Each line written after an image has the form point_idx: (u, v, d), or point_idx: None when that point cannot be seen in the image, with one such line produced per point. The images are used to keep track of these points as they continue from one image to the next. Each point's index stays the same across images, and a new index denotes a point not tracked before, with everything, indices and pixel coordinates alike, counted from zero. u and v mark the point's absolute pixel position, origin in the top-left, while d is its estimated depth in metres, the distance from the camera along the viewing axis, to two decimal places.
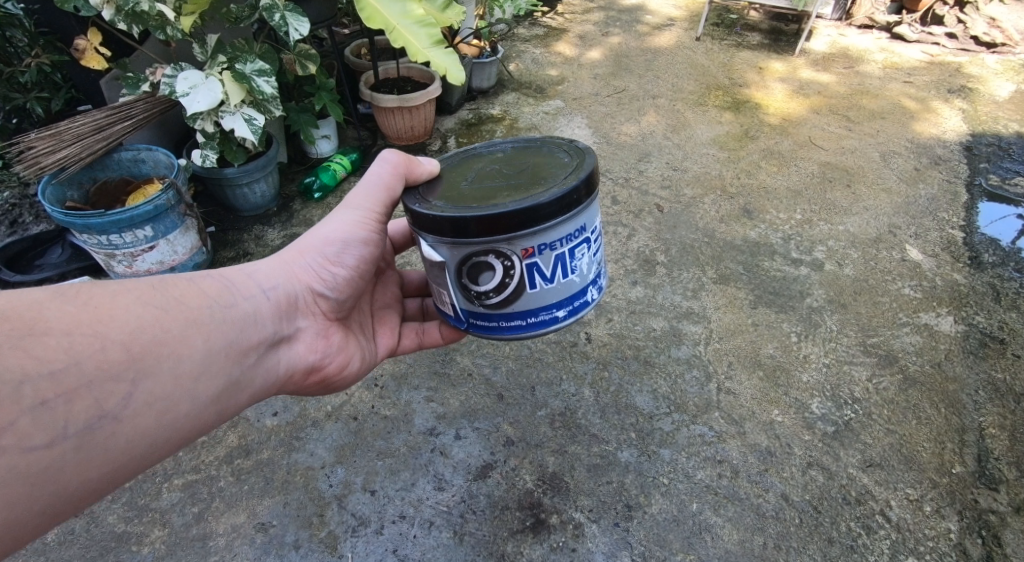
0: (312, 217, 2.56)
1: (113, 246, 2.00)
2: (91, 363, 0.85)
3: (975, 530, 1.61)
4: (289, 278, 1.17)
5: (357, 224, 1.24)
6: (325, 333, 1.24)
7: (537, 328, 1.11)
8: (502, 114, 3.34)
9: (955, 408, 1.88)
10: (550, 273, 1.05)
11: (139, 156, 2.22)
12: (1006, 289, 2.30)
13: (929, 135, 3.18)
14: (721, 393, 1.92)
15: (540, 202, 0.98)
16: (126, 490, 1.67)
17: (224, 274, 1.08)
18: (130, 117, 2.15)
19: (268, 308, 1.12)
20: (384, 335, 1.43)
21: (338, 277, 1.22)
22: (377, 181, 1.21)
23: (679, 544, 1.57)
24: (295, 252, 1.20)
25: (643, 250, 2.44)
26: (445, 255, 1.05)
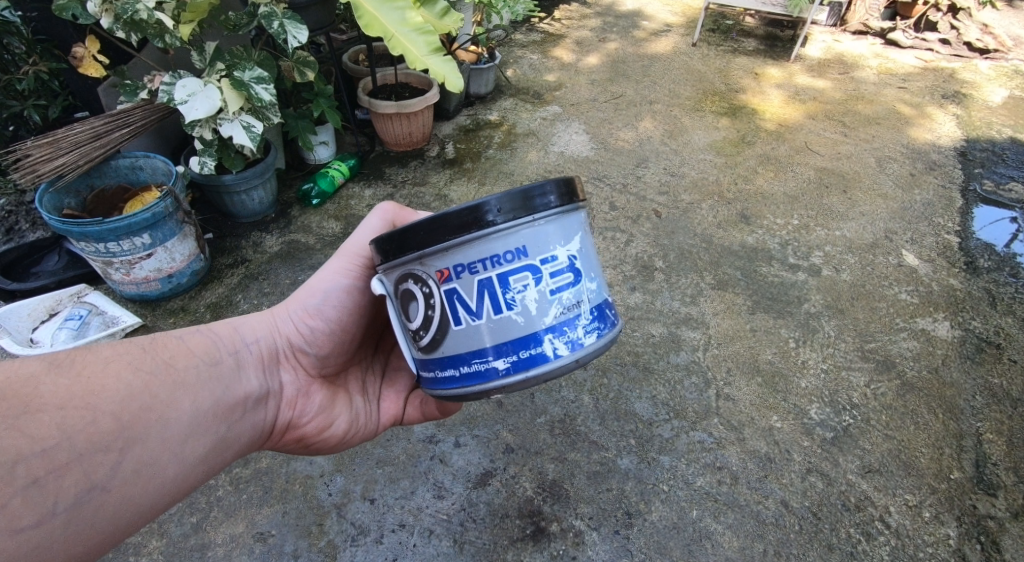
0: (310, 224, 2.56)
1: (111, 254, 1.99)
2: (80, 438, 0.86)
3: (975, 536, 1.61)
4: (274, 331, 1.19)
5: (343, 274, 1.21)
6: (308, 390, 1.22)
7: (473, 382, 0.98)
8: (499, 120, 3.34)
9: (953, 413, 1.89)
10: (474, 305, 0.96)
11: (136, 163, 2.22)
12: (1002, 294, 2.31)
13: (924, 141, 3.19)
14: (720, 400, 1.92)
15: (445, 215, 0.94)
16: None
17: (213, 328, 1.11)
18: (128, 125, 2.14)
19: (252, 361, 1.13)
20: (384, 396, 1.36)
21: (321, 330, 1.21)
22: (369, 230, 1.22)
23: (679, 551, 1.57)
24: (284, 304, 1.23)
25: (642, 256, 2.44)
26: (383, 286, 1.04)
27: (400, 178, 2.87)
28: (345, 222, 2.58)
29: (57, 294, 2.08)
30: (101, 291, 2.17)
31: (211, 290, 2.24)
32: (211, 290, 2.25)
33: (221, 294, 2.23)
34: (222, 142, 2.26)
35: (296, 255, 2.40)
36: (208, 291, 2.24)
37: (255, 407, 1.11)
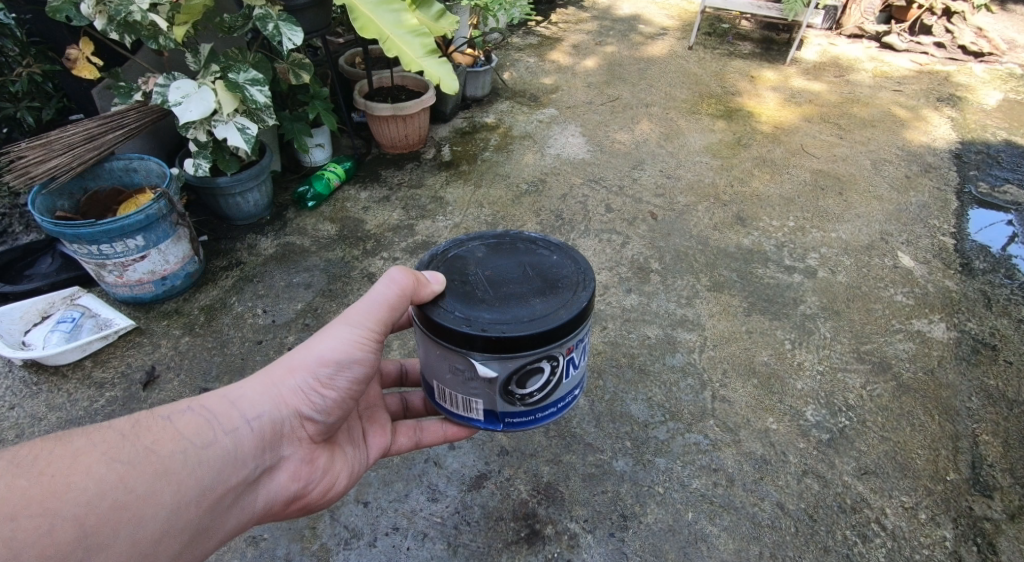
0: (305, 226, 2.55)
1: (104, 256, 1.98)
2: (37, 550, 0.85)
3: (971, 537, 1.61)
4: (278, 403, 1.12)
5: (352, 342, 1.16)
6: (310, 458, 1.19)
7: (562, 410, 1.22)
8: (496, 122, 3.34)
9: (949, 414, 1.89)
10: (579, 361, 1.17)
11: (130, 165, 2.21)
12: (997, 296, 2.31)
13: (919, 143, 3.20)
14: (716, 401, 1.91)
15: (582, 306, 1.10)
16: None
17: (207, 405, 1.06)
18: (122, 127, 2.14)
19: (251, 441, 1.09)
20: (376, 441, 1.36)
21: (328, 400, 1.16)
22: (382, 299, 1.13)
23: (674, 553, 1.57)
24: (286, 368, 1.15)
25: (638, 258, 2.44)
26: (496, 369, 1.07)
27: (395, 181, 2.86)
28: (340, 224, 2.57)
29: (50, 297, 2.07)
30: (93, 294, 2.17)
31: (205, 292, 2.23)
32: (205, 292, 2.24)
33: (215, 296, 2.22)
34: (216, 144, 2.26)
35: (291, 257, 2.39)
36: (202, 293, 2.23)
37: (251, 484, 1.10)
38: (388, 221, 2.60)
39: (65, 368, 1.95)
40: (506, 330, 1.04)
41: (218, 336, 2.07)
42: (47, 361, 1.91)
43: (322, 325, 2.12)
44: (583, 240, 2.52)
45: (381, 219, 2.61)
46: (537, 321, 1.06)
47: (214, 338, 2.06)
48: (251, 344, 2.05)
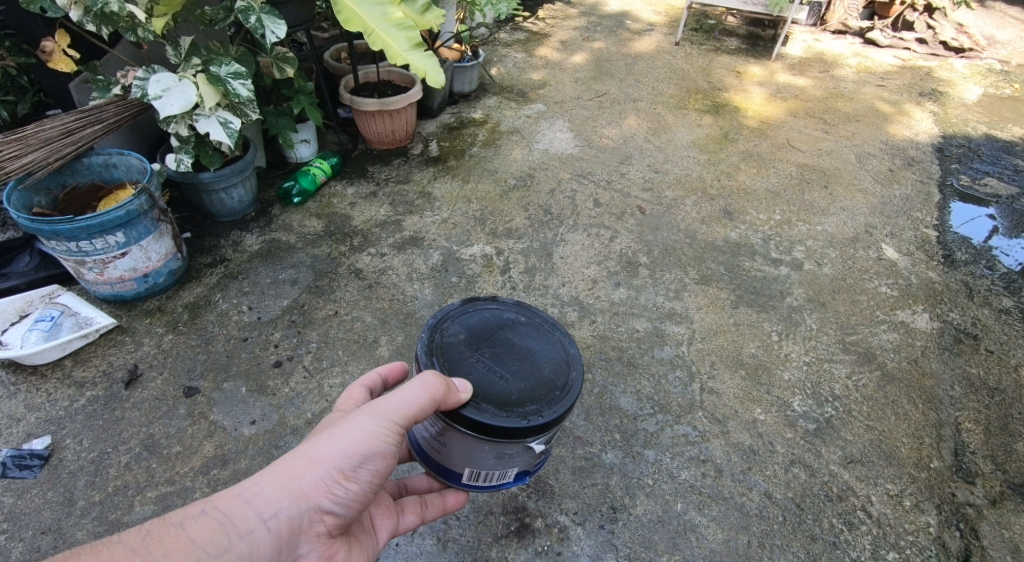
0: (290, 223, 2.53)
1: (84, 253, 1.95)
2: None
3: (954, 523, 1.63)
4: (297, 500, 1.09)
5: (374, 432, 1.14)
6: (331, 555, 1.14)
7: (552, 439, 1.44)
8: (483, 118, 3.33)
9: (932, 403, 1.91)
10: None
11: (110, 160, 2.16)
12: (979, 287, 2.34)
13: (902, 137, 3.23)
14: (704, 393, 1.92)
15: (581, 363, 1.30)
16: (95, 504, 1.61)
17: (220, 508, 1.06)
18: (100, 121, 2.10)
19: (268, 543, 1.06)
20: (393, 523, 1.32)
21: (350, 493, 1.13)
22: (409, 394, 1.14)
23: (664, 544, 1.57)
24: (304, 463, 1.11)
25: (626, 252, 2.45)
26: (542, 441, 1.25)
27: (382, 176, 2.84)
28: (326, 220, 2.55)
29: (27, 296, 2.04)
30: (73, 292, 2.13)
31: (188, 290, 2.20)
32: (189, 289, 2.21)
33: (199, 294, 2.19)
34: (199, 139, 2.23)
35: (276, 254, 2.37)
36: (185, 290, 2.20)
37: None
38: (375, 217, 2.58)
39: (44, 367, 1.91)
40: (555, 410, 1.20)
41: (202, 334, 2.04)
42: (24, 361, 1.88)
43: (309, 322, 2.10)
44: (571, 235, 2.52)
45: (368, 215, 2.59)
46: (569, 392, 1.24)
47: (199, 335, 2.04)
48: (236, 342, 2.03)
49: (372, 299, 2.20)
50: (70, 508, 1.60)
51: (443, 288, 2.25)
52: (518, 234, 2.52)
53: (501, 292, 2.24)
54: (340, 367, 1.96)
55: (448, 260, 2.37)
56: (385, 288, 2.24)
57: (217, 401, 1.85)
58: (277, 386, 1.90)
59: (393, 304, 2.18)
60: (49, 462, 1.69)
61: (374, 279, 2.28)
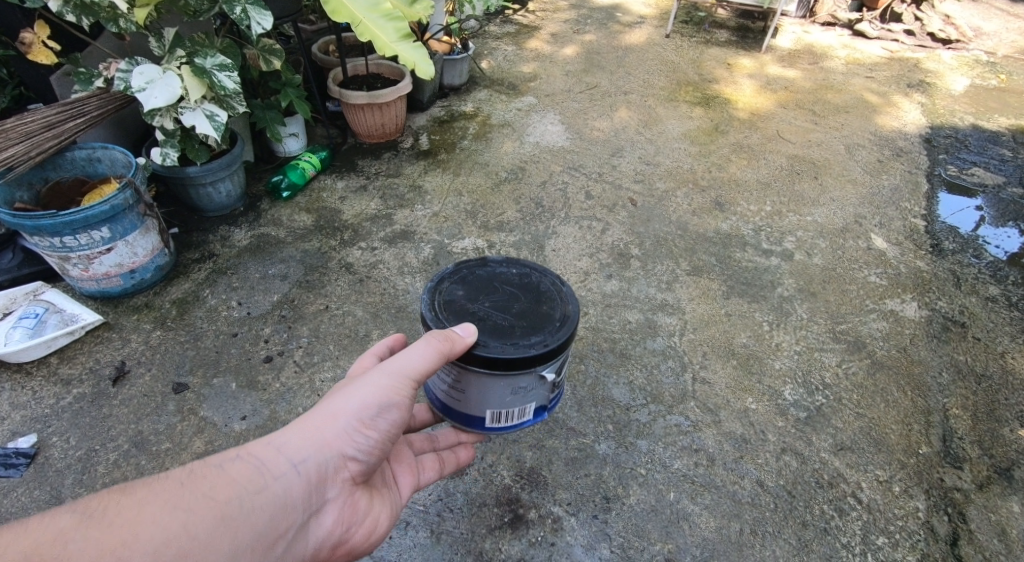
0: (279, 217, 2.51)
1: (68, 249, 1.92)
2: None
3: (942, 508, 1.65)
4: (324, 447, 1.11)
5: (393, 386, 1.16)
6: (354, 503, 1.16)
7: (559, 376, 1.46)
8: (474, 111, 3.31)
9: (921, 390, 1.93)
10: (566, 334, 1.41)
11: (94, 154, 2.13)
12: (966, 275, 2.35)
13: (891, 128, 3.24)
14: (696, 383, 1.93)
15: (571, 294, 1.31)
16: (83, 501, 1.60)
17: (254, 451, 1.07)
18: (83, 115, 2.08)
19: (299, 486, 1.08)
20: (407, 481, 1.33)
21: (372, 442, 1.15)
22: (420, 352, 1.15)
23: (657, 533, 1.58)
24: (327, 414, 1.13)
25: (618, 244, 2.44)
26: (553, 370, 1.25)
27: (373, 170, 2.82)
28: (316, 214, 2.53)
29: (12, 293, 2.03)
30: (58, 289, 2.12)
31: (176, 285, 2.18)
32: (176, 285, 2.19)
33: (187, 289, 2.17)
34: (184, 132, 2.21)
35: (265, 248, 2.35)
36: (173, 286, 2.18)
37: (301, 532, 1.08)
38: (365, 211, 2.56)
39: (29, 365, 1.89)
40: (557, 337, 1.21)
41: (191, 330, 2.03)
42: (10, 358, 1.85)
43: (299, 317, 2.09)
44: (563, 228, 2.52)
45: (358, 209, 2.57)
46: (567, 321, 1.24)
47: (187, 331, 2.02)
48: (226, 337, 2.01)
49: (363, 293, 2.18)
50: (57, 506, 1.59)
51: None
52: (509, 227, 2.51)
53: None
54: (331, 361, 1.95)
55: (439, 254, 2.36)
56: (375, 282, 2.23)
57: (206, 397, 1.84)
58: (267, 381, 1.89)
59: (384, 298, 2.17)
60: (35, 460, 1.67)
61: (365, 272, 2.26)
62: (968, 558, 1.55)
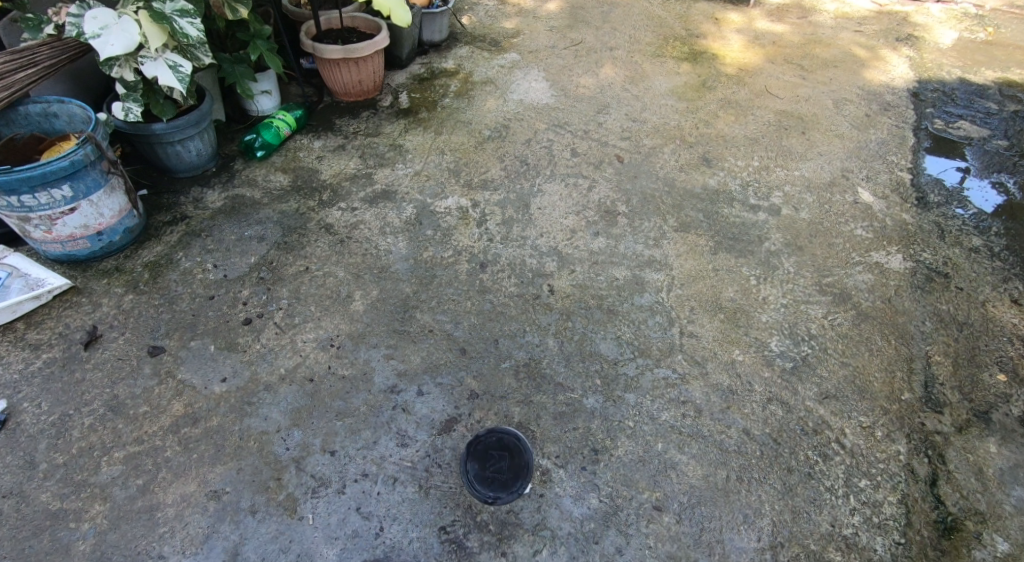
0: (255, 178, 2.44)
1: (28, 208, 1.86)
2: None
3: (922, 450, 1.67)
4: None
5: None
6: None
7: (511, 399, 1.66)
8: (455, 67, 3.20)
9: (905, 338, 1.94)
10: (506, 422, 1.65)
11: (49, 109, 2.05)
12: (951, 226, 2.34)
13: (879, 82, 3.18)
14: (684, 337, 1.92)
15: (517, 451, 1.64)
16: (60, 466, 1.57)
17: None
18: (33, 67, 1.97)
19: None
20: None
21: None
22: None
23: (644, 482, 1.59)
24: None
25: (604, 201, 2.40)
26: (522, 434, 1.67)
27: (351, 128, 2.73)
28: (292, 174, 2.46)
29: None
30: (23, 254, 2.05)
31: (148, 248, 2.13)
32: (149, 248, 2.13)
33: (160, 252, 2.12)
34: (148, 86, 2.11)
35: (240, 209, 2.29)
36: (144, 249, 2.13)
37: None
38: (344, 170, 2.50)
39: None
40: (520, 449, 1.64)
41: (166, 293, 1.99)
42: None
43: (279, 279, 2.05)
44: (549, 185, 2.47)
45: (336, 168, 2.50)
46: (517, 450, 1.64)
47: (162, 294, 1.98)
48: (202, 300, 1.97)
49: (343, 254, 2.14)
50: (33, 470, 1.57)
51: (417, 242, 2.20)
52: (493, 185, 2.46)
53: (477, 245, 2.20)
54: (313, 323, 1.92)
55: (422, 213, 2.31)
56: (357, 243, 2.18)
57: (184, 360, 1.81)
58: (247, 343, 1.86)
59: (366, 259, 2.13)
60: (7, 425, 1.65)
61: (345, 233, 2.21)
62: (946, 497, 1.58)
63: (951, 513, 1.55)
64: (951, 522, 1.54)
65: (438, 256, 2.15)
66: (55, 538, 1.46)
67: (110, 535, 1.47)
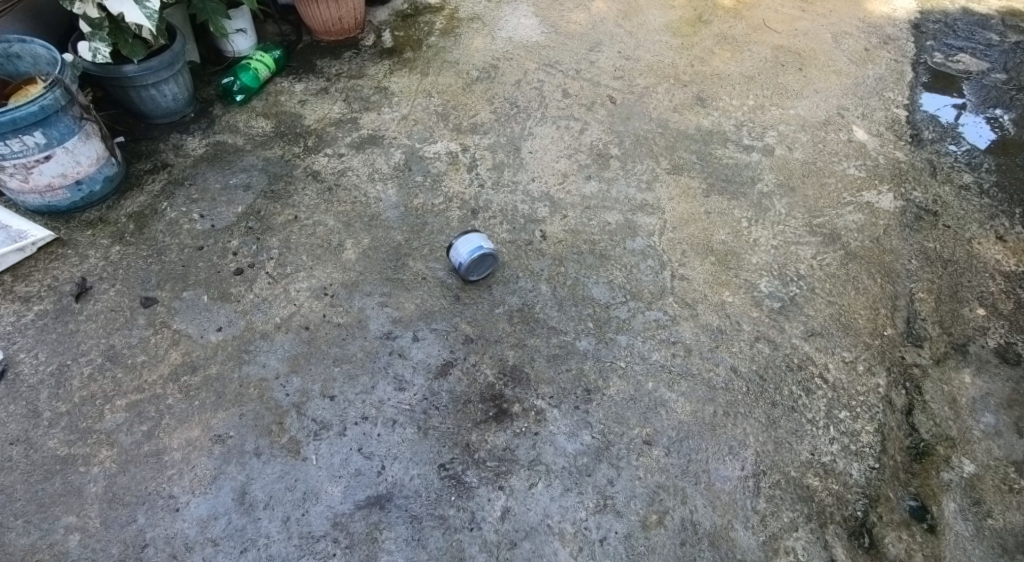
0: (236, 124, 2.39)
1: (1, 156, 1.82)
2: None
3: (901, 383, 1.73)
4: None
5: None
6: None
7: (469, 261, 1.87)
8: (441, 3, 3.07)
9: (890, 276, 1.97)
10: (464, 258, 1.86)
11: (11, 50, 1.97)
12: (943, 164, 2.34)
13: (879, 14, 3.06)
14: (675, 280, 1.95)
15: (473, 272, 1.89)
16: (64, 414, 1.61)
17: None
18: None
19: None
20: None
21: None
22: None
23: (635, 419, 1.65)
24: None
25: (596, 144, 2.38)
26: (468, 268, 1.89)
27: (333, 71, 2.65)
28: (276, 119, 2.41)
29: None
30: (3, 206, 2.03)
31: (132, 199, 2.11)
32: (134, 199, 2.11)
33: (145, 202, 2.10)
34: (115, 25, 2.04)
35: (223, 157, 2.26)
36: (128, 200, 2.11)
37: None
38: (329, 115, 2.45)
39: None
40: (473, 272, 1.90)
41: (155, 244, 1.98)
42: None
43: (269, 228, 2.04)
44: (540, 128, 2.43)
45: (321, 113, 2.45)
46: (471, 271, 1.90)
47: (152, 245, 1.98)
48: (192, 251, 1.97)
49: (333, 202, 2.13)
50: (37, 419, 1.61)
51: (407, 189, 2.18)
52: (484, 129, 2.42)
53: (468, 191, 2.18)
54: (306, 272, 1.93)
55: (411, 159, 2.28)
56: (345, 191, 2.16)
57: (178, 310, 1.83)
58: (241, 292, 1.88)
59: (356, 207, 2.12)
60: (8, 376, 1.68)
61: (334, 181, 2.19)
62: (920, 425, 1.65)
63: (924, 439, 1.63)
64: (923, 448, 1.61)
65: (429, 203, 2.14)
66: (67, 481, 1.51)
67: (120, 478, 1.52)
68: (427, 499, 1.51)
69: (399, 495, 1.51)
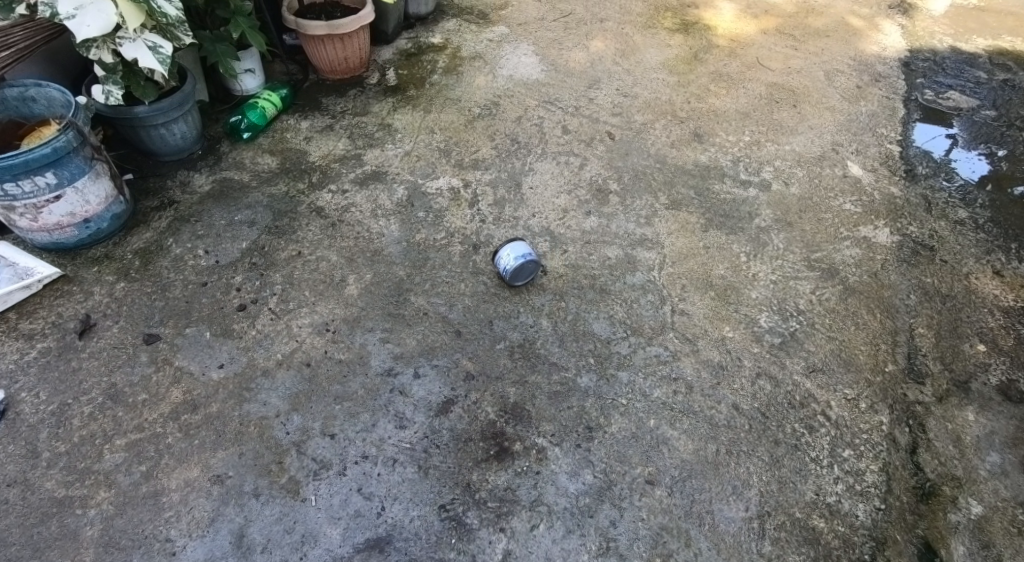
0: (243, 160, 2.43)
1: (12, 197, 1.85)
2: None
3: (904, 421, 1.72)
4: None
5: None
6: None
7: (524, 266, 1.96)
8: (443, 42, 3.14)
9: (889, 312, 1.98)
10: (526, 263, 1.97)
11: (27, 93, 2.02)
12: (938, 200, 2.37)
13: (871, 52, 3.14)
14: (675, 315, 1.96)
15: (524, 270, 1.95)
16: (62, 455, 1.60)
17: None
18: (9, 47, 2.00)
19: None
20: None
21: None
22: None
23: (637, 458, 1.64)
24: None
25: (596, 179, 2.41)
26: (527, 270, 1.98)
27: (338, 108, 2.71)
28: (281, 156, 2.46)
29: None
30: (11, 243, 2.05)
31: (138, 235, 2.13)
32: (139, 235, 2.14)
33: (151, 238, 2.13)
34: (128, 68, 2.09)
35: (229, 193, 2.29)
36: (134, 236, 2.14)
37: None
38: (333, 151, 2.49)
39: None
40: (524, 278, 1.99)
41: (159, 280, 2.00)
42: None
43: (272, 263, 2.06)
44: (539, 164, 2.47)
45: (325, 149, 2.50)
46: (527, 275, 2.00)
47: (155, 282, 1.99)
48: (195, 287, 1.98)
49: (336, 238, 2.15)
50: (35, 459, 1.59)
51: (409, 224, 2.20)
52: (485, 164, 2.46)
53: (469, 226, 2.21)
54: (308, 308, 1.94)
55: (413, 195, 2.31)
56: (348, 226, 2.19)
57: (181, 347, 1.83)
58: (243, 328, 1.88)
59: (358, 242, 2.14)
60: (7, 416, 1.67)
61: (337, 216, 2.22)
62: (925, 464, 1.64)
63: (929, 479, 1.61)
64: (928, 488, 1.60)
65: (431, 238, 2.16)
66: (64, 524, 1.49)
67: (116, 521, 1.50)
68: (427, 542, 1.49)
69: (399, 538, 1.49)
